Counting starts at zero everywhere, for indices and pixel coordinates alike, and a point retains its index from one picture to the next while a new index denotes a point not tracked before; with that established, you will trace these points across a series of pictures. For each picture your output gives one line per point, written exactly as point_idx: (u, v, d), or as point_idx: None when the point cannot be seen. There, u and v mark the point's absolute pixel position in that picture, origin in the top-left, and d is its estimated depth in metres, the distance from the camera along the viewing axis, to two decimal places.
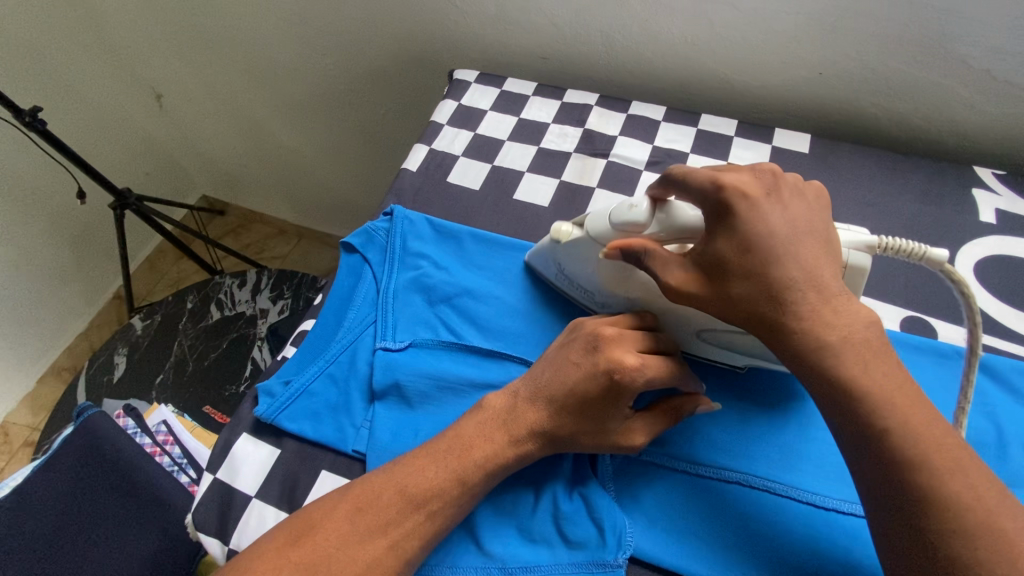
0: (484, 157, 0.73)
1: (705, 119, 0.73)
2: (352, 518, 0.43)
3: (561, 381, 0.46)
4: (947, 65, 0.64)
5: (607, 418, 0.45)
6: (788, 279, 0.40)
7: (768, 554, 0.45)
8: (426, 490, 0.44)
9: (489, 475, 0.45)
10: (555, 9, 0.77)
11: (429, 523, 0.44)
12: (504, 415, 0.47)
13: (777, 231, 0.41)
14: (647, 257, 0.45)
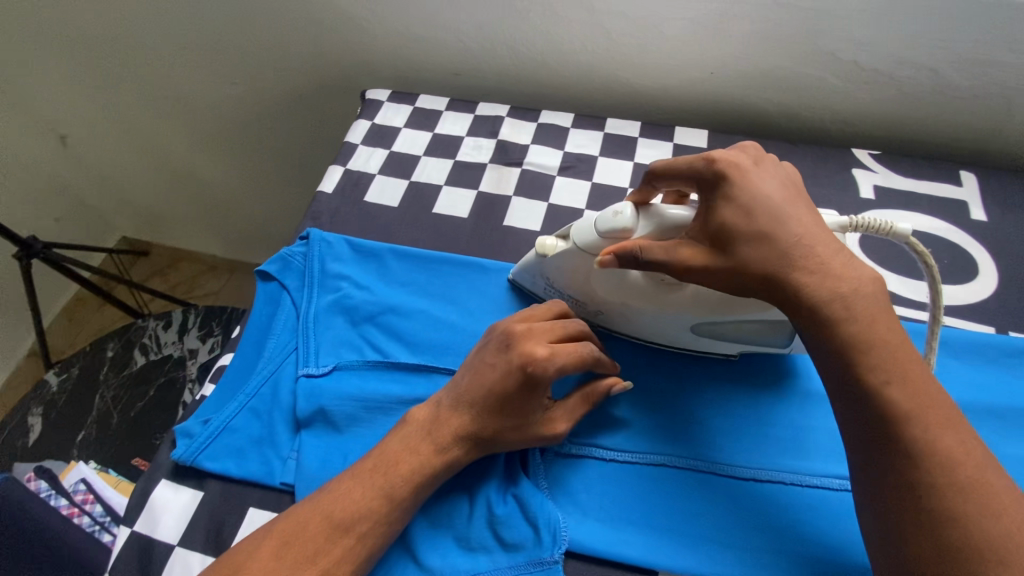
0: (401, 173, 0.73)
1: (611, 123, 0.76)
2: (277, 552, 0.41)
3: (480, 382, 0.46)
4: (821, 58, 0.70)
5: (528, 409, 0.46)
6: (792, 236, 0.42)
7: (697, 528, 0.47)
8: (354, 513, 0.43)
9: (419, 486, 0.45)
10: (461, 25, 0.79)
11: (360, 546, 0.43)
12: (429, 422, 0.47)
13: (774, 193, 0.43)
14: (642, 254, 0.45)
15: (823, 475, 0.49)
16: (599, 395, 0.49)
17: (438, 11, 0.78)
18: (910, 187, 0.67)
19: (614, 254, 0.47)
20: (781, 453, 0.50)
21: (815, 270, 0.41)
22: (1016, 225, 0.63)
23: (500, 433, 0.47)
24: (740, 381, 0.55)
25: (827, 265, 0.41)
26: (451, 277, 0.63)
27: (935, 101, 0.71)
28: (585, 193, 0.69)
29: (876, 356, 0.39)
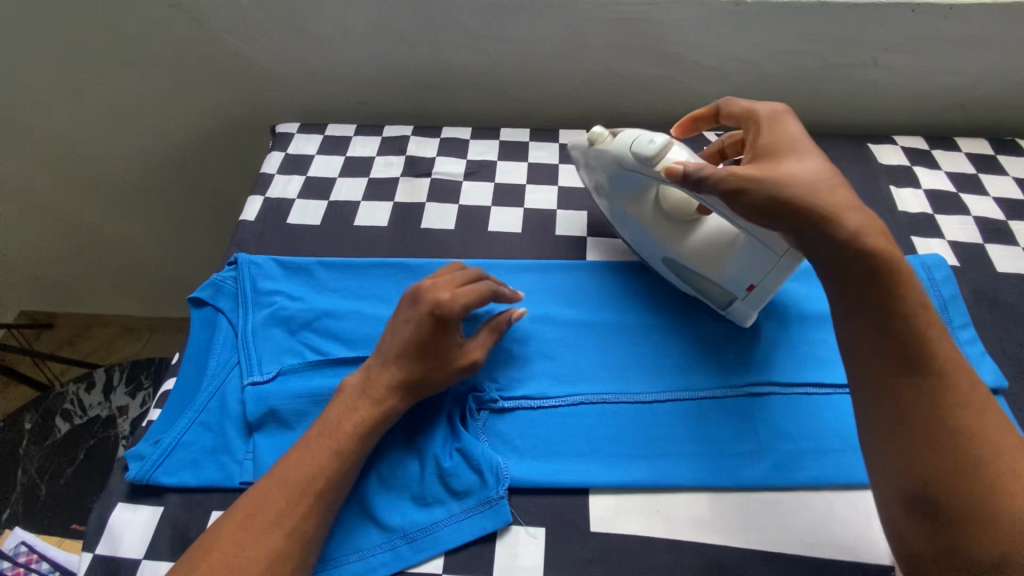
0: (319, 195, 0.79)
1: (505, 132, 0.87)
2: (241, 524, 0.45)
3: (397, 337, 0.55)
4: (667, 60, 0.85)
5: (444, 347, 0.54)
6: (816, 185, 0.51)
7: (615, 448, 0.56)
8: (309, 476, 0.48)
9: (360, 438, 0.51)
10: (359, 59, 0.87)
11: (316, 503, 0.47)
12: (359, 384, 0.54)
13: (792, 147, 0.55)
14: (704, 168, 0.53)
15: (708, 388, 0.60)
16: (503, 325, 0.59)
17: (336, 47, 0.86)
18: None
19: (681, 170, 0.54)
20: (674, 377, 0.61)
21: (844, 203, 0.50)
22: None
23: (426, 377, 0.54)
24: (637, 329, 0.65)
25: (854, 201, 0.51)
26: (379, 278, 0.69)
27: (759, 87, 0.87)
28: (489, 192, 0.79)
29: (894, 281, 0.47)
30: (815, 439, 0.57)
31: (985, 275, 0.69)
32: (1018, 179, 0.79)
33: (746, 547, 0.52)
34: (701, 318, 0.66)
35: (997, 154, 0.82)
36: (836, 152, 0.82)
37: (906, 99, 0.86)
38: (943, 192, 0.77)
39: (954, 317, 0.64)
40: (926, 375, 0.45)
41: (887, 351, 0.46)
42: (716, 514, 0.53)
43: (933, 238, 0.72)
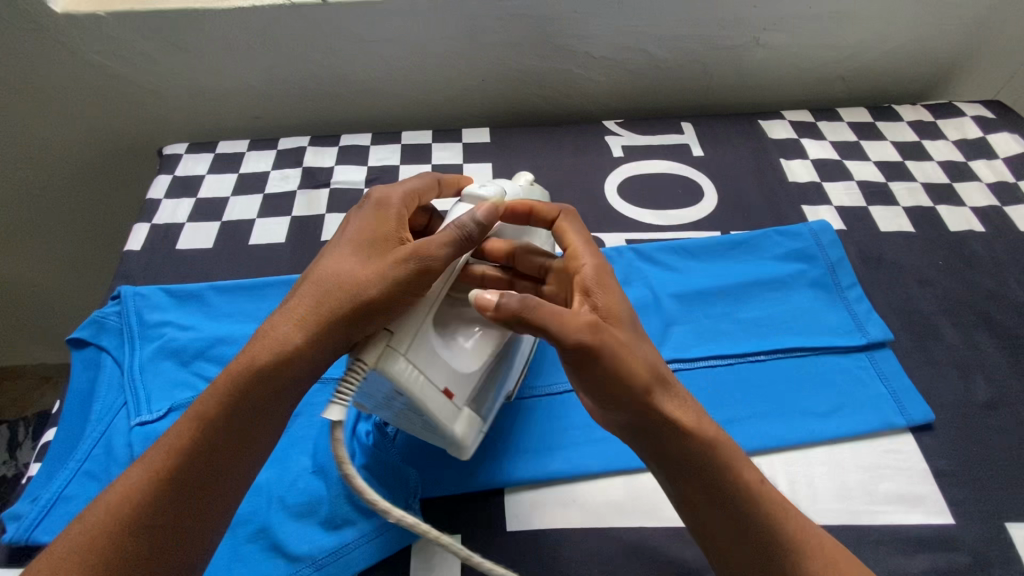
0: (211, 216, 0.75)
1: (407, 135, 0.85)
2: (92, 515, 0.41)
3: (321, 263, 0.48)
4: (561, 53, 0.85)
5: (375, 237, 0.49)
6: (649, 364, 0.45)
7: (527, 445, 0.56)
8: (180, 462, 0.42)
9: (232, 410, 0.44)
10: (246, 71, 0.84)
11: (178, 492, 0.42)
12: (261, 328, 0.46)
13: (624, 315, 0.47)
14: (548, 306, 0.43)
15: None
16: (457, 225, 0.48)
17: (219, 61, 0.82)
18: (647, 142, 0.83)
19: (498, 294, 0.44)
20: None
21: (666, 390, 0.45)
22: (724, 154, 0.82)
23: (349, 275, 0.46)
24: None
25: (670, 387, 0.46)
26: (277, 297, 0.66)
27: (653, 73, 0.89)
28: None
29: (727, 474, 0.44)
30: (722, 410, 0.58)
31: (869, 235, 0.73)
32: (895, 143, 0.84)
33: (663, 526, 0.52)
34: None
35: (875, 121, 0.87)
36: (730, 130, 0.85)
37: (789, 75, 0.90)
38: (829, 160, 0.81)
39: (842, 278, 0.67)
40: (733, 558, 0.43)
41: (714, 523, 0.44)
42: (632, 497, 0.54)
43: (821, 205, 0.76)
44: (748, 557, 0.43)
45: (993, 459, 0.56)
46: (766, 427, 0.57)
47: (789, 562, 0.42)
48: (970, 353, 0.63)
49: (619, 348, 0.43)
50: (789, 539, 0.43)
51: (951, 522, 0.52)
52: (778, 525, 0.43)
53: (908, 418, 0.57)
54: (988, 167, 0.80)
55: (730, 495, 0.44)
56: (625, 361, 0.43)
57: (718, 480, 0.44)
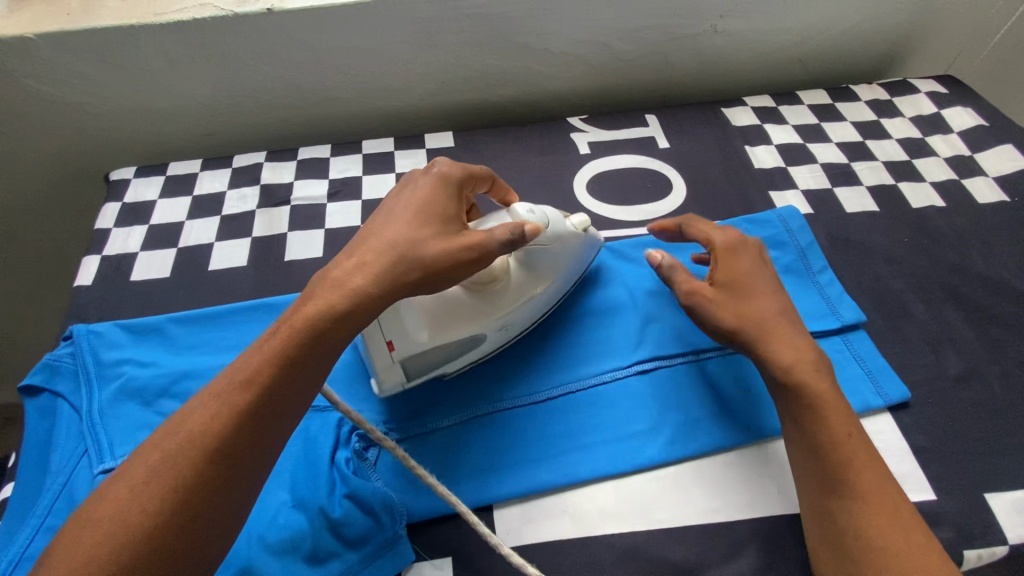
0: (167, 243, 0.71)
1: (367, 144, 0.82)
2: (160, 444, 0.39)
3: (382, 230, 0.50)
4: (521, 51, 0.83)
5: (434, 206, 0.52)
6: (766, 313, 0.54)
7: (514, 458, 0.55)
8: (249, 396, 0.41)
9: (306, 342, 0.44)
10: (193, 86, 0.80)
11: (251, 421, 0.41)
12: (328, 270, 0.48)
13: (755, 271, 0.57)
14: (681, 271, 0.57)
15: (599, 373, 0.60)
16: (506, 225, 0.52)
17: (163, 79, 0.78)
18: (613, 137, 0.83)
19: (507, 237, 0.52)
20: (565, 371, 0.60)
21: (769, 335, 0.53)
22: (690, 144, 0.81)
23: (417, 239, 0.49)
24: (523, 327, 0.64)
25: (782, 334, 0.53)
26: (242, 325, 0.63)
27: (614, 66, 0.88)
28: (357, 211, 0.75)
29: (821, 410, 0.49)
30: (703, 405, 0.58)
31: (836, 218, 0.73)
32: (855, 123, 0.85)
33: (653, 528, 0.52)
34: (584, 304, 0.66)
35: (834, 103, 0.88)
36: (693, 120, 0.85)
37: (749, 61, 0.91)
38: (792, 144, 0.81)
39: (813, 263, 0.68)
40: (815, 486, 0.48)
41: (802, 453, 0.49)
42: (622, 502, 0.53)
43: (788, 190, 0.76)
44: (838, 481, 0.47)
45: (968, 431, 0.57)
46: (749, 417, 0.57)
47: (872, 492, 0.46)
48: (940, 328, 0.64)
49: (722, 303, 0.54)
50: (870, 473, 0.47)
51: (931, 498, 0.53)
52: (863, 461, 0.47)
53: (886, 398, 0.58)
54: (944, 142, 0.82)
55: (823, 426, 0.49)
56: (733, 314, 0.54)
57: (811, 413, 0.49)
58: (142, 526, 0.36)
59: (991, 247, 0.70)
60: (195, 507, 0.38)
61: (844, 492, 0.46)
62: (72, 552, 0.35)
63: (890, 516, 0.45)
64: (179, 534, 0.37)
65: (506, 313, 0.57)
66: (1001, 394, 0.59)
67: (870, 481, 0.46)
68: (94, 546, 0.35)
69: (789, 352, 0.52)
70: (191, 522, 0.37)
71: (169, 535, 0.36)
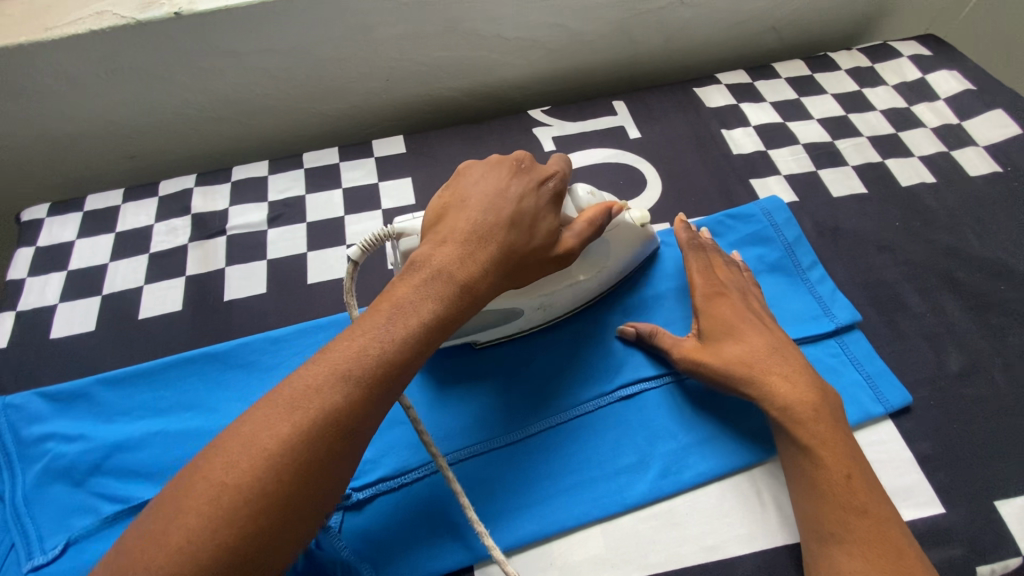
0: (89, 292, 0.63)
1: (308, 156, 0.74)
2: (288, 415, 0.37)
3: (501, 229, 0.46)
4: (472, 40, 0.75)
5: (546, 216, 0.48)
6: (759, 349, 0.52)
7: (495, 509, 0.50)
8: (377, 381, 0.39)
9: (433, 330, 0.42)
10: (105, 106, 0.71)
11: (378, 411, 0.40)
12: (449, 244, 0.45)
13: (748, 313, 0.55)
14: (664, 336, 0.56)
15: (582, 403, 0.55)
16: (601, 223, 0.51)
17: (68, 102, 0.69)
18: (579, 129, 0.76)
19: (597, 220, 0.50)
20: (546, 402, 0.55)
21: (770, 378, 0.50)
22: (663, 131, 0.75)
23: (528, 248, 0.47)
24: (500, 355, 0.58)
25: (783, 375, 0.51)
26: (181, 381, 0.57)
27: (576, 49, 0.80)
28: (302, 236, 0.67)
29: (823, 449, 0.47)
30: (692, 429, 0.54)
31: (823, 204, 0.68)
32: (837, 95, 0.79)
33: (649, 574, 0.48)
34: (563, 325, 0.60)
35: (813, 74, 0.82)
36: (665, 103, 0.78)
37: (721, 32, 0.84)
38: (772, 124, 0.75)
39: (801, 259, 0.63)
40: (805, 534, 0.46)
41: (801, 499, 0.47)
42: (615, 546, 0.49)
43: (770, 176, 0.71)
44: (837, 519, 0.45)
45: (975, 432, 0.53)
46: (740, 438, 0.53)
47: (868, 537, 0.44)
48: (939, 320, 0.60)
49: (713, 353, 0.53)
50: (872, 516, 0.45)
51: (941, 510, 0.50)
52: (864, 506, 0.45)
53: (887, 405, 0.54)
54: (930, 111, 0.77)
55: (818, 469, 0.47)
56: (722, 361, 0.52)
57: (806, 457, 0.48)
58: (277, 494, 0.35)
59: (986, 225, 0.66)
60: (323, 485, 0.37)
61: (846, 529, 0.44)
62: (206, 509, 0.34)
63: (889, 562, 0.43)
64: (305, 509, 0.37)
65: (547, 294, 0.55)
66: (1006, 388, 0.55)
67: (874, 522, 0.44)
68: (235, 508, 0.34)
69: (795, 393, 0.49)
70: (316, 498, 0.37)
71: (291, 509, 0.36)
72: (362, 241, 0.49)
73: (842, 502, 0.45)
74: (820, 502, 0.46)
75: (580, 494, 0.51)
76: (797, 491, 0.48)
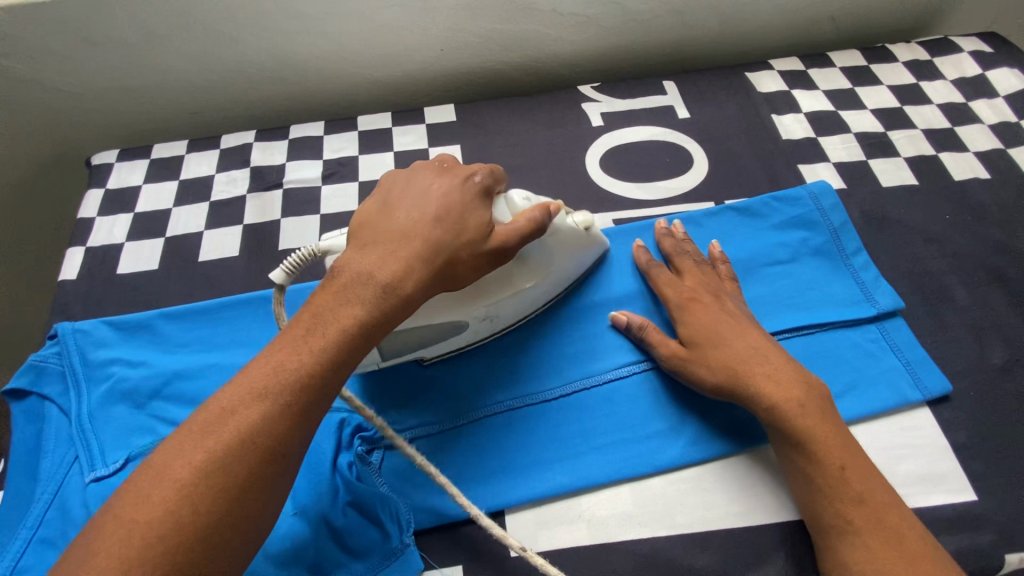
0: (153, 233, 0.67)
1: (363, 119, 0.77)
2: (201, 441, 0.37)
3: (426, 234, 0.45)
4: (526, 14, 0.76)
5: (470, 211, 0.47)
6: (740, 352, 0.51)
7: (524, 464, 0.52)
8: (295, 395, 0.39)
9: (355, 338, 0.42)
10: (173, 61, 0.74)
11: (301, 426, 0.39)
12: (371, 251, 0.44)
13: (724, 315, 0.54)
14: (652, 332, 0.55)
15: (612, 369, 0.56)
16: (539, 220, 0.50)
17: (142, 55, 0.73)
18: (627, 107, 0.76)
19: (532, 216, 0.49)
20: (576, 366, 0.57)
21: (755, 377, 0.50)
22: (711, 113, 0.75)
23: (455, 251, 0.46)
24: (533, 318, 0.60)
25: (766, 374, 0.50)
26: (236, 321, 0.60)
27: (629, 28, 0.81)
28: (354, 194, 0.70)
29: (816, 441, 0.47)
30: (714, 403, 0.54)
31: (871, 193, 0.68)
32: (891, 87, 0.78)
33: (678, 534, 0.49)
34: (565, 297, 0.61)
35: (869, 64, 0.81)
36: (715, 86, 0.78)
37: (777, 19, 0.83)
38: (823, 112, 0.75)
39: (846, 244, 0.63)
40: (808, 520, 0.47)
41: (800, 489, 0.48)
42: (641, 506, 0.50)
43: (818, 162, 0.70)
44: (855, 501, 0.45)
45: (1012, 425, 0.53)
46: (745, 422, 0.53)
47: (868, 526, 0.44)
48: (983, 313, 0.59)
49: (695, 357, 0.52)
50: (883, 506, 0.45)
51: (973, 498, 0.50)
52: (860, 496, 0.45)
53: (925, 392, 0.54)
54: (989, 108, 0.75)
55: (819, 459, 0.47)
56: (705, 365, 0.52)
57: (798, 453, 0.48)
58: (196, 524, 0.35)
59: None
60: (249, 508, 0.37)
61: (863, 510, 0.44)
62: (118, 549, 0.33)
63: (893, 550, 0.42)
64: (231, 535, 0.36)
65: (492, 303, 0.54)
66: None
67: (886, 509, 0.45)
68: (149, 545, 0.33)
69: (779, 392, 0.49)
70: (241, 523, 0.36)
71: (213, 538, 0.35)
72: (288, 262, 0.48)
73: (846, 493, 0.45)
74: (830, 486, 0.46)
75: (602, 459, 0.52)
76: (798, 480, 0.48)
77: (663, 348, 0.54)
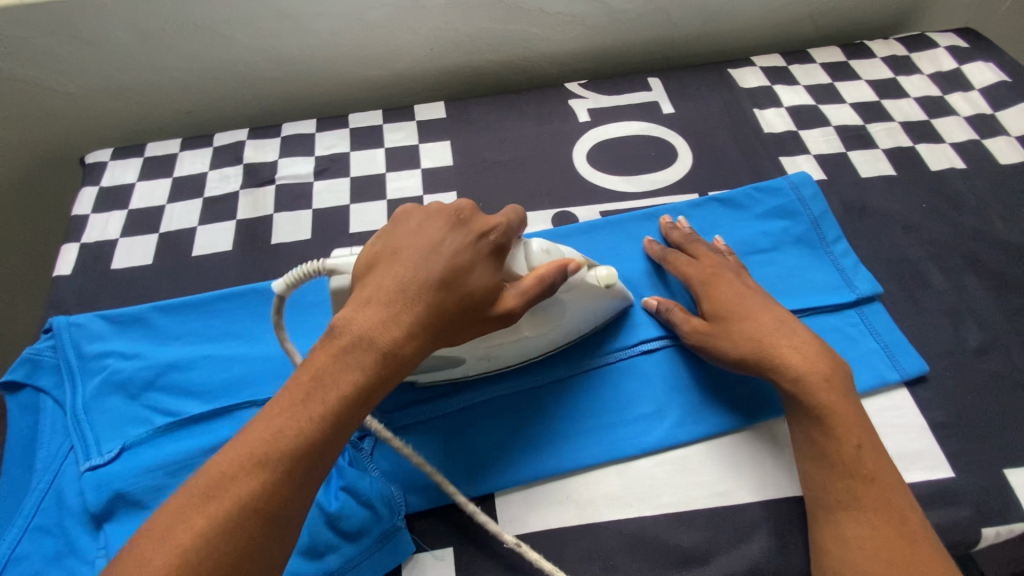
0: (147, 229, 0.68)
1: (354, 116, 0.78)
2: (203, 505, 0.35)
3: (433, 298, 0.42)
4: (514, 13, 0.78)
5: (483, 275, 0.44)
6: (765, 325, 0.53)
7: (535, 446, 0.53)
8: (296, 460, 0.38)
9: (355, 404, 0.40)
10: (166, 61, 0.75)
11: (302, 489, 0.38)
12: (373, 307, 0.42)
13: (746, 290, 0.56)
14: (676, 312, 0.57)
15: (599, 356, 0.58)
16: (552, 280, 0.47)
17: (136, 55, 0.74)
18: (613, 103, 0.78)
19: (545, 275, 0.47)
20: (566, 354, 0.58)
21: (780, 349, 0.51)
22: (696, 109, 0.77)
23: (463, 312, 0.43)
24: None
25: (791, 345, 0.51)
26: (231, 314, 0.61)
27: (614, 27, 0.82)
28: (346, 189, 0.71)
29: (838, 417, 0.48)
30: (700, 389, 0.55)
31: (852, 183, 0.70)
32: (870, 82, 0.80)
33: (663, 513, 0.50)
34: None
35: (848, 60, 0.83)
36: (699, 82, 0.80)
37: (758, 17, 0.85)
38: (804, 106, 0.77)
39: (826, 232, 0.64)
40: (807, 496, 0.48)
41: (810, 466, 0.48)
42: (627, 487, 0.51)
43: (800, 154, 0.72)
44: (847, 478, 0.46)
45: (990, 404, 0.54)
46: (731, 403, 0.54)
47: (873, 502, 0.45)
48: (960, 297, 0.61)
49: (717, 331, 0.54)
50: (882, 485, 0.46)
51: (950, 474, 0.51)
52: (872, 473, 0.46)
53: (903, 372, 0.56)
54: (964, 101, 0.77)
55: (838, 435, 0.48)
56: (729, 339, 0.53)
57: (817, 425, 0.48)
58: None
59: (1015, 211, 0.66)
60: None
61: (865, 486, 0.46)
62: None
63: (891, 527, 0.44)
64: None
65: (493, 348, 0.51)
66: None
67: (886, 487, 0.46)
68: None
69: (805, 362, 0.50)
70: None
71: None
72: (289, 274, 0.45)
73: (859, 470, 0.46)
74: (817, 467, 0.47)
75: (603, 441, 0.53)
76: (807, 456, 0.49)
77: (690, 321, 0.56)
